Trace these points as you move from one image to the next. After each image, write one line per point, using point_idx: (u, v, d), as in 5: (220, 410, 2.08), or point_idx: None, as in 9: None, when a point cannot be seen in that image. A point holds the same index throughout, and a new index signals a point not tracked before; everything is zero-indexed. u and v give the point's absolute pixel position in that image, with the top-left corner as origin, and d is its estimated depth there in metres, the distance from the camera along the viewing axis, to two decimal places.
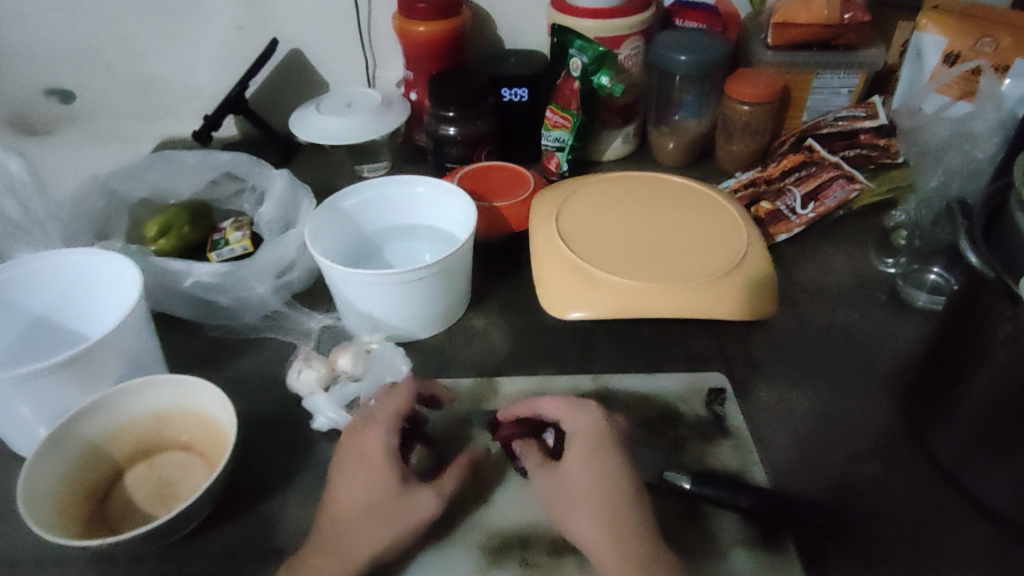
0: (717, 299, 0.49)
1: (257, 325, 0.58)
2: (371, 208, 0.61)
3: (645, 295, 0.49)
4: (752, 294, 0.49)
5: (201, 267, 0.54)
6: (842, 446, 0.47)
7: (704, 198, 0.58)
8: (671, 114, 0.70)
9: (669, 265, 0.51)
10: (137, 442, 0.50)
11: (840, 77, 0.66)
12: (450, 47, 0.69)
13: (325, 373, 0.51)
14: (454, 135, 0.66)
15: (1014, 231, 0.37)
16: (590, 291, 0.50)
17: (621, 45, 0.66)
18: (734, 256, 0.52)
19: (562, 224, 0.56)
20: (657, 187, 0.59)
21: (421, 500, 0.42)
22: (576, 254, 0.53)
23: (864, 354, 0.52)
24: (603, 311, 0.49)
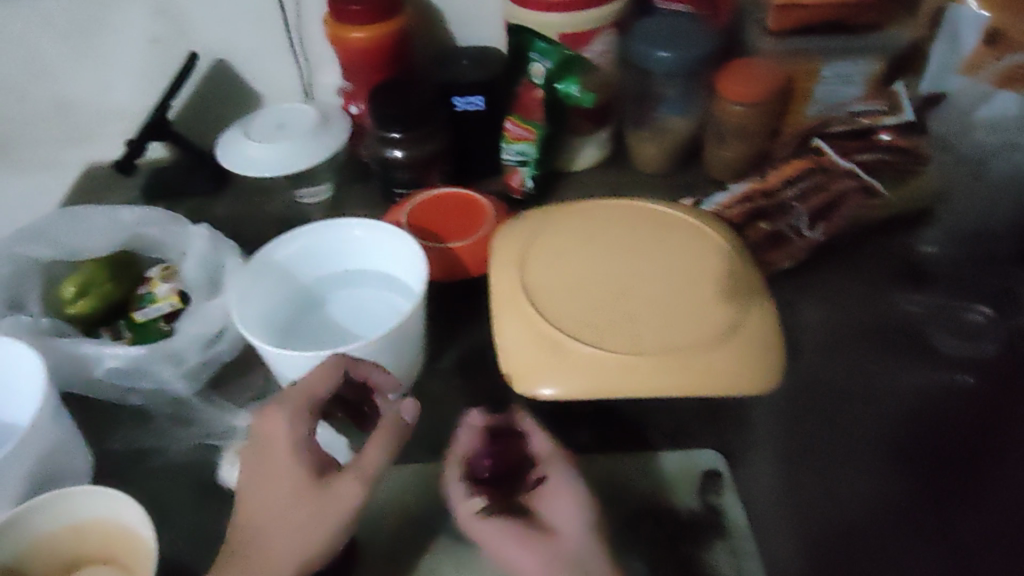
0: (706, 372, 0.41)
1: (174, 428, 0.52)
2: (305, 256, 0.52)
3: (623, 372, 0.41)
4: (745, 364, 0.42)
5: (113, 352, 0.49)
6: (845, 531, 0.43)
7: (693, 231, 0.49)
8: (652, 112, 0.60)
9: (651, 328, 0.43)
10: (52, 562, 0.42)
11: (852, 64, 0.54)
12: (393, 53, 0.59)
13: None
14: (402, 158, 0.57)
15: None
16: (560, 366, 0.42)
17: (591, 41, 0.56)
18: (726, 314, 0.44)
19: (528, 272, 0.47)
20: (642, 218, 0.50)
21: (345, 488, 0.39)
22: (544, 314, 0.44)
23: (876, 416, 0.48)
24: (574, 390, 0.42)
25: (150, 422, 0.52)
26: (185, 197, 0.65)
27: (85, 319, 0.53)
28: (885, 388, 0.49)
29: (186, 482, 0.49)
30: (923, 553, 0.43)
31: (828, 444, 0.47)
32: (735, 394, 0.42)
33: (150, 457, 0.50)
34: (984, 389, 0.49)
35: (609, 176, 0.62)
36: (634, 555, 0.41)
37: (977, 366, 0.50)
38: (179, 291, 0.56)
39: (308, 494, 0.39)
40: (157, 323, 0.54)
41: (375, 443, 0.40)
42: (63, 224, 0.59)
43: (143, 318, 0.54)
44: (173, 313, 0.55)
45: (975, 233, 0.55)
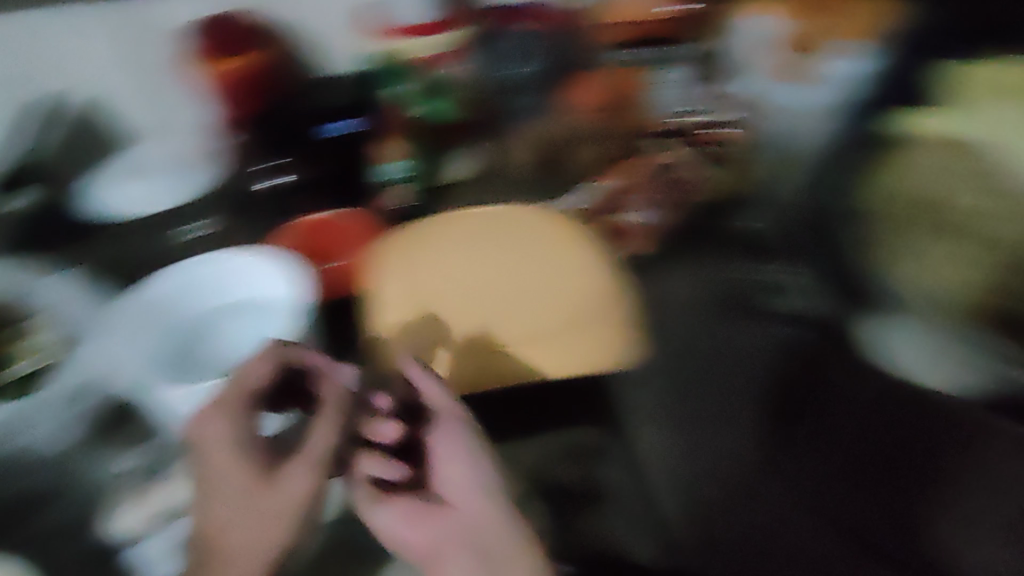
0: (571, 349, 0.51)
1: (56, 490, 0.47)
2: (178, 296, 0.50)
3: (506, 355, 0.51)
4: (603, 341, 0.52)
5: None
6: (716, 476, 0.54)
7: (561, 226, 0.54)
8: (512, 123, 0.63)
9: (525, 317, 0.51)
10: None
11: (678, 70, 0.62)
12: (262, 83, 0.61)
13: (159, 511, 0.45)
14: (286, 182, 0.60)
15: None
16: (461, 358, 0.51)
17: (449, 62, 0.61)
18: (589, 294, 0.52)
19: (415, 274, 0.52)
20: (513, 219, 0.54)
21: (268, 502, 0.40)
22: (437, 322, 0.50)
23: (717, 376, 0.59)
24: (473, 373, 0.51)
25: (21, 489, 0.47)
26: None
27: None
28: (718, 346, 0.61)
29: (75, 547, 0.45)
30: (772, 488, 0.53)
31: (682, 417, 0.57)
32: (588, 369, 0.53)
33: (26, 528, 0.45)
34: (799, 334, 0.60)
35: (483, 186, 0.63)
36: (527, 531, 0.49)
37: (797, 319, 0.60)
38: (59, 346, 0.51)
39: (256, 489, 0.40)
40: None
41: (320, 433, 0.42)
42: None
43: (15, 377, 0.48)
44: None
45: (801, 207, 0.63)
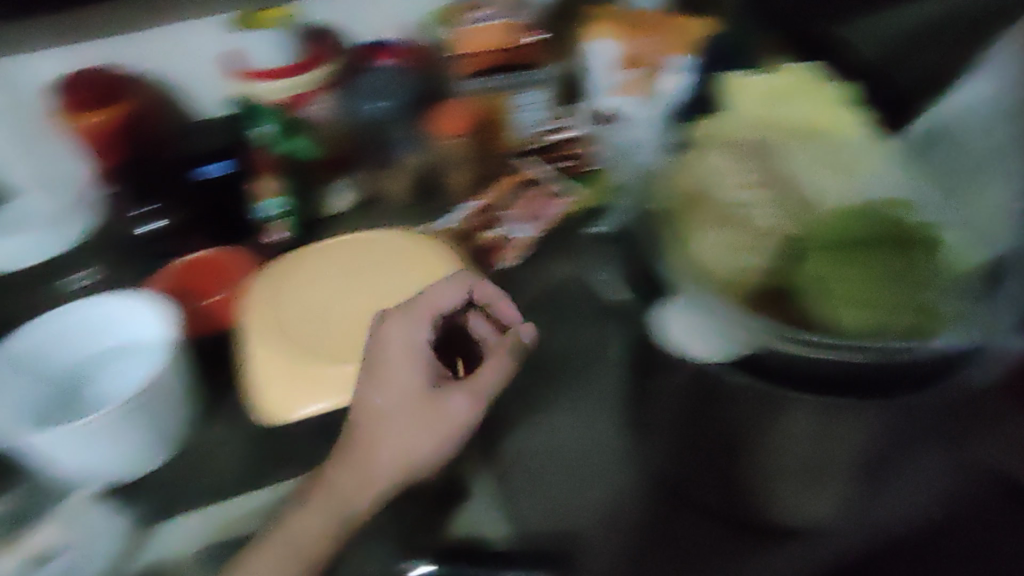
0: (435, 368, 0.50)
1: None
2: (51, 345, 0.51)
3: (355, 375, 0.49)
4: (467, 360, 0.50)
5: None
6: (574, 479, 0.49)
7: (410, 248, 0.57)
8: (388, 156, 0.65)
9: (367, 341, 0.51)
10: None
11: (535, 93, 0.65)
12: (126, 133, 0.60)
13: (29, 558, 0.41)
14: (159, 230, 0.61)
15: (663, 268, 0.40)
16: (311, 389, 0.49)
17: (310, 101, 0.61)
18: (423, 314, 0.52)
19: (276, 312, 0.53)
20: (364, 244, 0.58)
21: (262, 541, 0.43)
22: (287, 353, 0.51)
23: (586, 372, 0.55)
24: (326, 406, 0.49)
25: None
26: None
27: None
28: (577, 354, 0.57)
29: None
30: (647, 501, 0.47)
31: (545, 392, 0.54)
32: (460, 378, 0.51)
33: None
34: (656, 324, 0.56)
35: (364, 217, 0.67)
36: (380, 541, 0.46)
37: None
38: None
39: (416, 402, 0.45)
40: None
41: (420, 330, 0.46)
42: None
43: None
44: None
45: None
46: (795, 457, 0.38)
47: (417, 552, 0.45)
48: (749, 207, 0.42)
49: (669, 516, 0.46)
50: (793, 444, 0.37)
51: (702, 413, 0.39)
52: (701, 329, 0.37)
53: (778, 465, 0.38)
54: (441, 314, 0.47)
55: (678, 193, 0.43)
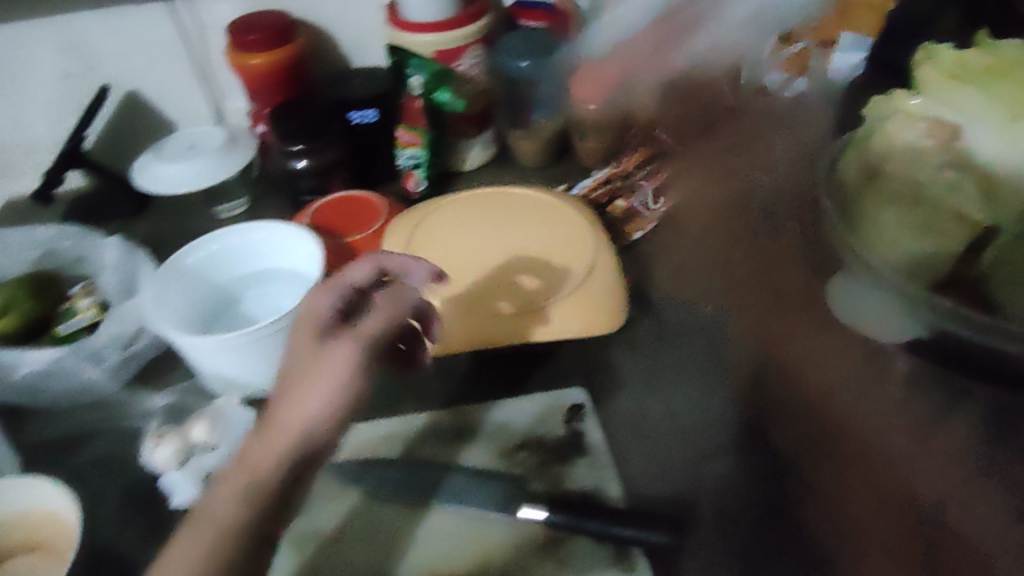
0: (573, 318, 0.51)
1: (104, 415, 0.53)
2: (217, 262, 0.58)
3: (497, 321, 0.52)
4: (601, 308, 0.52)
5: (32, 355, 0.50)
6: (693, 445, 0.49)
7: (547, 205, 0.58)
8: (527, 116, 0.68)
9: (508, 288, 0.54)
10: None
11: (683, 64, 0.66)
12: (290, 75, 0.67)
13: (179, 448, 0.48)
14: (306, 167, 0.65)
15: None
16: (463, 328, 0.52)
17: (461, 55, 0.65)
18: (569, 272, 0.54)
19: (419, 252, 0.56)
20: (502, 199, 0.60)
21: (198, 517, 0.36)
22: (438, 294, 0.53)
23: (717, 339, 0.53)
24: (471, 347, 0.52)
25: (72, 420, 0.52)
26: (103, 217, 0.71)
27: (7, 338, 0.55)
28: (712, 323, 0.55)
29: (108, 468, 0.50)
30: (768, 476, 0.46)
31: (664, 358, 0.54)
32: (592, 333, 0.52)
33: (69, 456, 0.51)
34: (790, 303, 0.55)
35: (495, 174, 0.71)
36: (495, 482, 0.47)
37: None
38: (100, 301, 0.57)
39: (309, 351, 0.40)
40: (77, 336, 0.56)
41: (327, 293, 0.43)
42: None
43: (65, 331, 0.56)
44: (92, 325, 0.56)
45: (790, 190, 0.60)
46: None
47: (533, 497, 0.46)
48: (957, 189, 0.39)
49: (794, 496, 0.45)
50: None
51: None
52: None
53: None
54: (350, 285, 0.44)
55: (860, 167, 0.43)
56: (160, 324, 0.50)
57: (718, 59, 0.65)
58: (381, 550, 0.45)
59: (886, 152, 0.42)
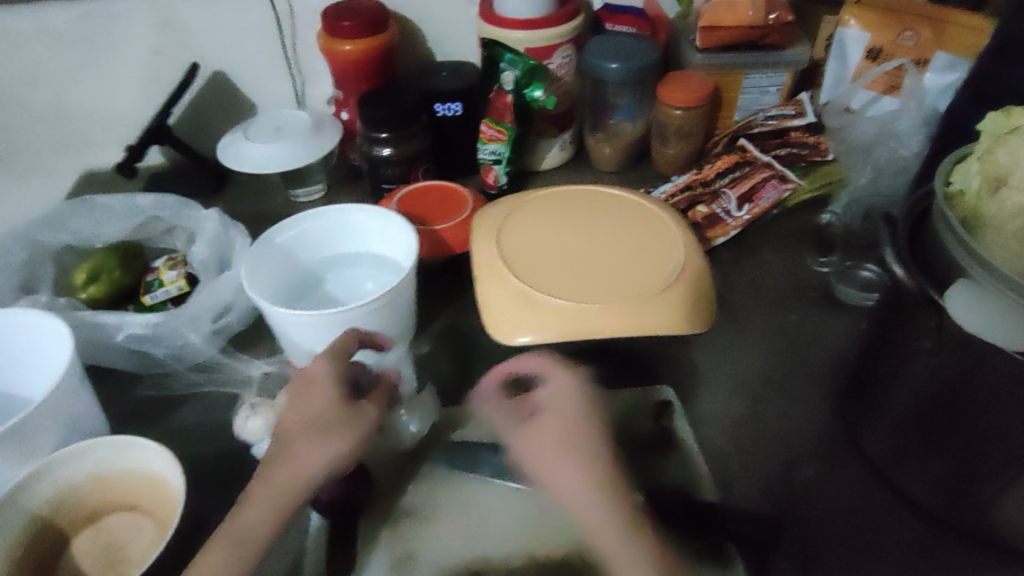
0: (661, 315, 0.49)
1: (198, 381, 0.53)
2: (308, 241, 0.58)
3: (589, 316, 0.49)
4: (692, 307, 0.50)
5: (133, 319, 0.50)
6: (782, 450, 0.49)
7: (637, 207, 0.59)
8: (607, 119, 0.71)
9: (597, 283, 0.51)
10: (76, 513, 0.44)
11: (768, 77, 0.67)
12: (380, 64, 0.68)
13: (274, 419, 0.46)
14: (390, 155, 0.65)
15: (937, 249, 0.39)
16: (536, 317, 0.50)
17: (553, 54, 0.65)
18: (664, 274, 0.52)
19: (505, 244, 0.55)
20: (591, 197, 0.60)
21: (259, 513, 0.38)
22: (519, 276, 0.52)
23: (805, 351, 0.56)
24: (542, 336, 0.49)
25: (167, 386, 0.53)
26: (182, 194, 0.72)
27: (97, 304, 0.56)
28: (801, 335, 0.57)
29: (198, 436, 0.50)
30: (857, 484, 0.47)
31: (747, 369, 0.55)
32: (682, 332, 0.50)
33: (159, 421, 0.51)
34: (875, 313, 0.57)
35: (572, 175, 0.72)
36: None
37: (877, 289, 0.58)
38: (186, 275, 0.57)
39: (331, 419, 0.42)
40: (163, 307, 0.56)
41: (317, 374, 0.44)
42: (78, 215, 0.61)
43: (152, 301, 0.56)
44: (181, 296, 0.56)
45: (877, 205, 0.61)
46: None
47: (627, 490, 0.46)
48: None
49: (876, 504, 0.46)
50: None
51: (951, 412, 0.38)
52: (989, 309, 0.35)
53: None
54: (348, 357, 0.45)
55: (980, 176, 0.39)
56: (254, 293, 0.50)
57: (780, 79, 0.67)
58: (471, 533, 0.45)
59: (1011, 161, 0.38)
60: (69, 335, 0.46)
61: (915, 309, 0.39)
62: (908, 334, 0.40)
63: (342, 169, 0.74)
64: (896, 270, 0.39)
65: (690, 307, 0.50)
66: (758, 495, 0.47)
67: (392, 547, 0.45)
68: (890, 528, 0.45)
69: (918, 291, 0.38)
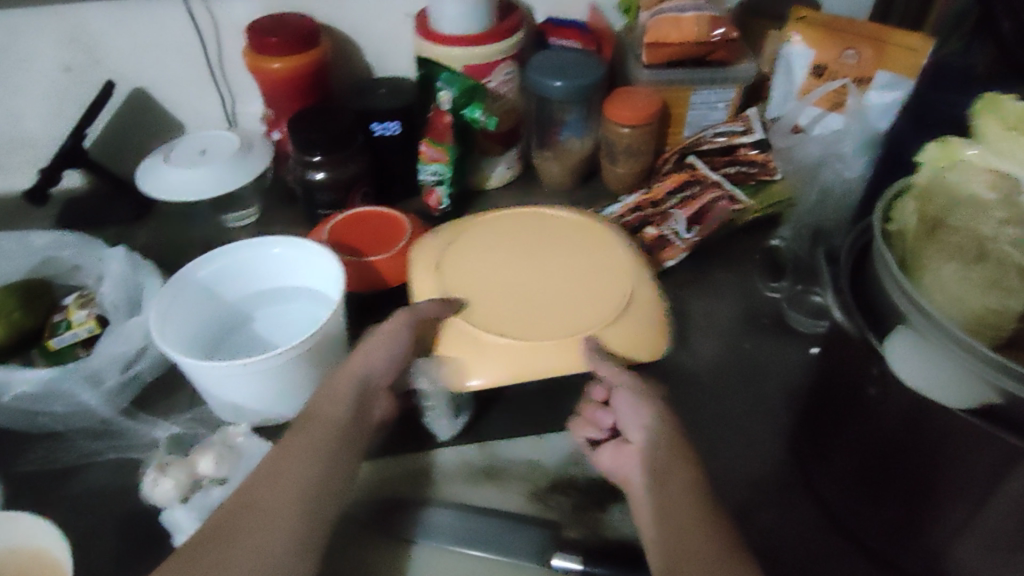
0: (618, 346, 0.47)
1: (93, 447, 0.49)
2: (228, 276, 0.54)
3: (542, 351, 0.46)
4: (649, 335, 0.48)
5: (19, 376, 0.46)
6: (733, 491, 0.48)
7: (595, 230, 0.56)
8: (555, 136, 0.67)
9: (553, 316, 0.48)
10: None
11: (715, 92, 0.65)
12: (312, 81, 0.64)
13: (186, 481, 0.45)
14: (323, 180, 0.62)
15: (881, 292, 0.38)
16: (487, 355, 0.46)
17: (489, 73, 0.62)
18: (621, 302, 0.49)
19: (451, 274, 0.52)
20: (549, 220, 0.57)
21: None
22: (462, 314, 0.48)
23: (755, 383, 0.54)
24: (494, 378, 0.46)
25: (68, 445, 0.49)
26: (101, 222, 0.67)
27: None
28: (752, 366, 0.55)
29: (106, 502, 0.46)
30: (808, 527, 0.46)
31: (699, 407, 0.53)
32: (639, 362, 0.47)
33: (64, 484, 0.47)
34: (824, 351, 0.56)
35: (519, 196, 0.70)
36: (524, 529, 0.45)
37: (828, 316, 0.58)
38: (97, 315, 0.53)
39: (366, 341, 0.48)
40: (73, 350, 0.52)
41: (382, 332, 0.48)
42: None
43: (59, 344, 0.52)
44: (91, 338, 0.52)
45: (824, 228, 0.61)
46: (1008, 519, 0.35)
47: (570, 548, 0.44)
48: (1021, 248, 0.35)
49: (827, 549, 0.45)
50: (1009, 503, 0.34)
51: (898, 458, 0.38)
52: (940, 363, 0.34)
53: (982, 525, 0.36)
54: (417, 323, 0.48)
55: (918, 215, 0.38)
56: (163, 345, 0.46)
57: (727, 95, 0.66)
58: None
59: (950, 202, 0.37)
60: None
61: (861, 356, 0.38)
62: (858, 377, 0.39)
63: (276, 191, 0.70)
64: (837, 314, 0.39)
65: (643, 336, 0.47)
66: None
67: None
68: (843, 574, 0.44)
69: (863, 342, 0.37)
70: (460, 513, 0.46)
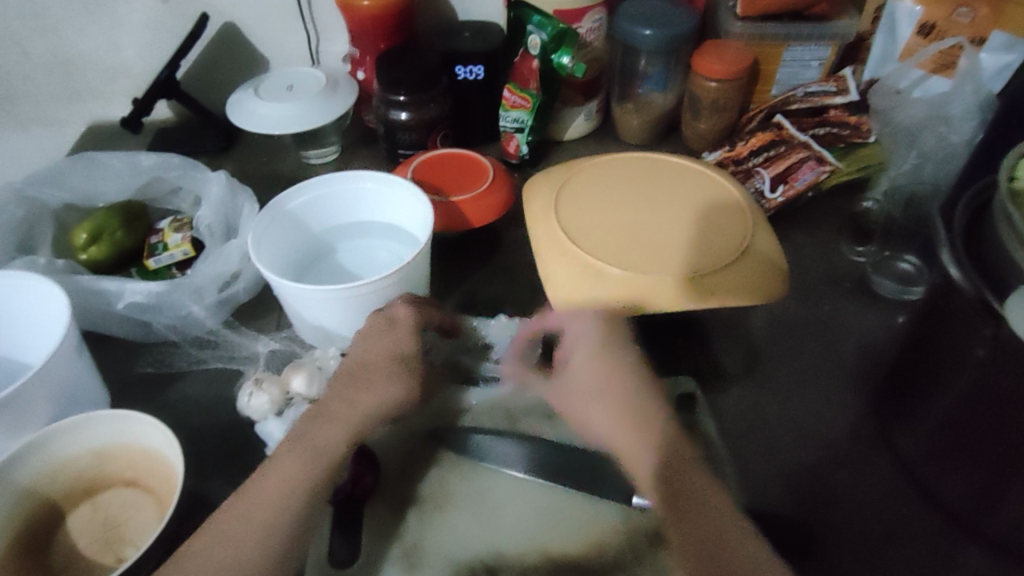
0: (726, 288, 0.47)
1: (203, 354, 0.53)
2: (318, 206, 0.55)
3: (651, 288, 0.47)
4: (760, 280, 0.48)
5: (135, 287, 0.49)
6: (810, 446, 0.48)
7: (703, 178, 0.56)
8: (636, 89, 0.67)
9: (663, 256, 0.49)
10: (74, 485, 0.45)
11: (810, 49, 0.63)
12: (398, 21, 0.64)
13: (278, 396, 0.48)
14: (407, 120, 0.62)
15: (998, 253, 0.37)
16: (601, 288, 0.48)
17: (581, 19, 0.61)
18: (731, 250, 0.49)
19: (562, 212, 0.53)
20: (655, 167, 0.57)
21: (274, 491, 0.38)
22: (577, 246, 0.50)
23: (835, 345, 0.54)
24: (609, 307, 0.47)
25: (178, 352, 0.53)
26: (189, 152, 0.69)
27: (98, 266, 0.55)
28: (836, 329, 0.55)
29: (205, 410, 0.50)
30: (885, 483, 0.46)
31: (777, 366, 0.53)
32: (749, 304, 0.48)
33: (168, 391, 0.51)
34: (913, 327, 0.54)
35: (596, 148, 0.69)
36: (604, 467, 0.45)
37: (917, 281, 0.56)
38: (192, 239, 0.56)
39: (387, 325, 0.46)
40: (169, 271, 0.55)
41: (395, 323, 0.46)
42: (79, 172, 0.59)
43: (156, 264, 0.55)
44: (186, 260, 0.55)
45: (918, 194, 0.59)
46: None
47: None
48: None
49: (905, 508, 0.44)
50: None
51: (995, 421, 0.37)
52: None
53: None
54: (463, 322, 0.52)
55: None
56: (260, 265, 0.48)
57: (822, 53, 0.63)
58: (488, 522, 0.44)
59: None
60: (68, 305, 0.46)
61: (971, 316, 0.37)
62: (966, 338, 0.38)
63: (356, 132, 0.72)
64: (950, 271, 0.38)
65: (754, 283, 0.48)
66: (787, 502, 0.45)
67: (402, 536, 0.44)
68: (917, 534, 0.43)
69: (979, 300, 0.36)
70: (538, 445, 0.47)
